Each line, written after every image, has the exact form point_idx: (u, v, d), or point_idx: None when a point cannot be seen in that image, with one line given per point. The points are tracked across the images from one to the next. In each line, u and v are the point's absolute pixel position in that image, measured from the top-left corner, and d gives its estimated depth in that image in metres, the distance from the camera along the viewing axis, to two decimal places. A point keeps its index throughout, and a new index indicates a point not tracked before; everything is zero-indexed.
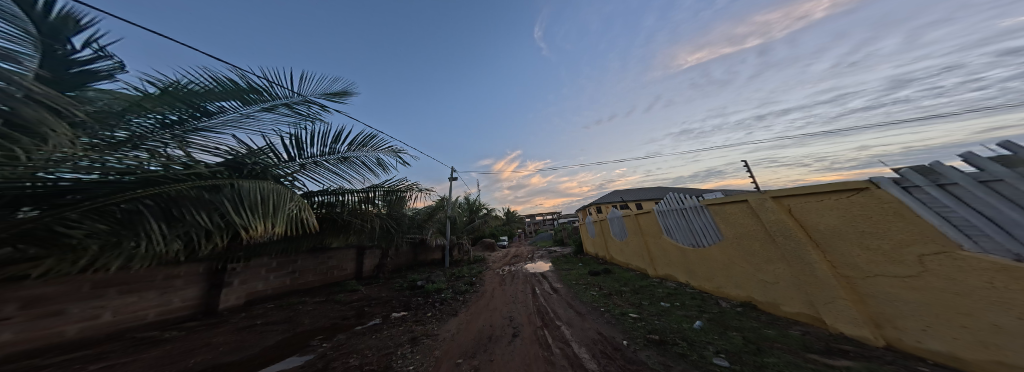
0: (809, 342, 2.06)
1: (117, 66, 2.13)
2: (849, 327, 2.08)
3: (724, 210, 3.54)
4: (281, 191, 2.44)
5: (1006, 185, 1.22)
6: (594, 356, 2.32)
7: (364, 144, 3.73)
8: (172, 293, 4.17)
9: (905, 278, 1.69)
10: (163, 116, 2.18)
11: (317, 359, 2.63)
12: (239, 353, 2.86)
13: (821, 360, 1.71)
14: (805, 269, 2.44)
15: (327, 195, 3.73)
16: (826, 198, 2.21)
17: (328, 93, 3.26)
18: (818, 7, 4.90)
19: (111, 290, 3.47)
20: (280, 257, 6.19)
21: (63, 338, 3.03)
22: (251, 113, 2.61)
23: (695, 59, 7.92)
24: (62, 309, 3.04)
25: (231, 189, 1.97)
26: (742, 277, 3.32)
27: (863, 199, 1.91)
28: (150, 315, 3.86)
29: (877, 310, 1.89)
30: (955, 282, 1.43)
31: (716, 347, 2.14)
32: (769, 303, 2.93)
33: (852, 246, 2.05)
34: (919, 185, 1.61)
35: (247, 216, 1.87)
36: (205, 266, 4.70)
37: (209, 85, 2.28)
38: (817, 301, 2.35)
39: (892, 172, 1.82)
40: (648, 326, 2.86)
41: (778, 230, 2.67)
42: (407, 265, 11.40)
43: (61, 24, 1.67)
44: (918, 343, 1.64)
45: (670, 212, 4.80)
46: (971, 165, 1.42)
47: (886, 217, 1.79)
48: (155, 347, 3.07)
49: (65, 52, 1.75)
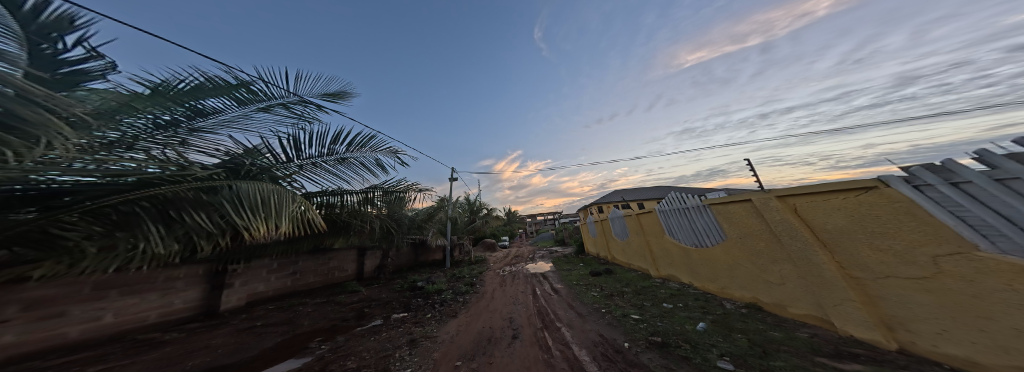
0: (818, 345, 2.00)
1: (110, 66, 2.10)
2: (860, 330, 2.01)
3: (727, 209, 3.47)
4: (280, 192, 2.42)
5: (1021, 183, 1.17)
6: (594, 358, 2.27)
7: (362, 145, 3.71)
8: (173, 295, 4.19)
9: (917, 280, 1.64)
10: (155, 116, 2.15)
11: (316, 361, 2.62)
12: (238, 355, 2.86)
13: (831, 364, 1.65)
14: (811, 269, 2.37)
15: (325, 195, 3.71)
16: (834, 196, 2.15)
17: (327, 94, 3.27)
18: (820, 4, 4.84)
19: (111, 292, 3.48)
20: (280, 258, 6.20)
21: (64, 340, 3.04)
22: (248, 112, 2.69)
23: (695, 58, 7.86)
24: (63, 311, 3.06)
25: (229, 191, 1.95)
26: (748, 277, 3.24)
27: (873, 198, 1.85)
28: (152, 317, 3.88)
29: (888, 312, 1.83)
30: (972, 284, 1.37)
31: (720, 350, 2.08)
32: (775, 304, 2.86)
33: (861, 246, 1.99)
34: (932, 183, 1.57)
35: (247, 216, 1.84)
36: (206, 267, 4.72)
37: (200, 83, 2.32)
38: (826, 303, 2.28)
39: (901, 170, 1.76)
40: (650, 327, 2.80)
41: (783, 230, 2.60)
42: (407, 265, 11.42)
43: (44, 22, 1.65)
44: (933, 347, 1.58)
45: (672, 211, 4.73)
46: (985, 162, 1.37)
47: (896, 216, 1.73)
48: (155, 349, 3.07)
49: (54, 52, 1.73)
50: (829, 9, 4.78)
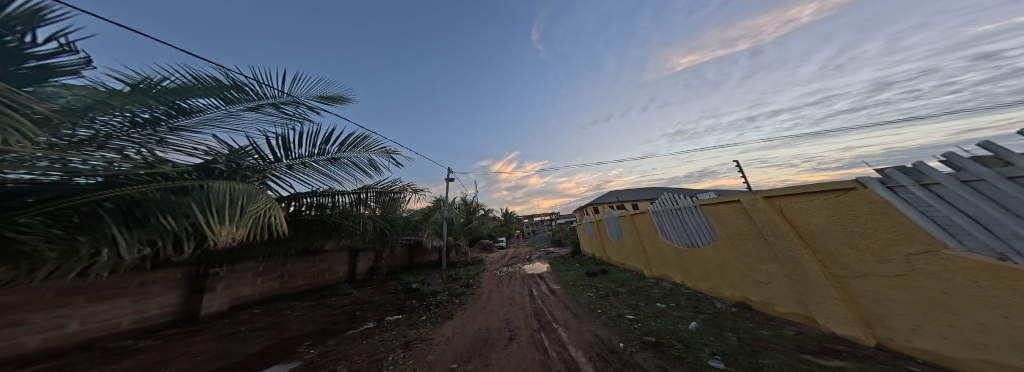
0: (803, 342, 2.06)
1: (84, 62, 1.98)
2: (842, 327, 2.08)
3: (717, 210, 3.55)
4: (252, 192, 2.31)
5: (988, 185, 1.22)
6: (590, 359, 2.28)
7: (354, 145, 3.63)
8: (148, 300, 4.00)
9: (892, 277, 1.70)
10: (133, 114, 2.05)
11: (304, 367, 2.54)
12: (220, 362, 2.74)
13: (815, 361, 1.71)
14: (795, 268, 2.44)
15: (316, 196, 3.62)
16: (816, 198, 2.23)
17: (322, 96, 3.18)
18: (804, 11, 5.02)
19: (78, 298, 3.30)
20: (268, 260, 6.02)
21: (24, 350, 2.86)
22: (234, 111, 2.59)
23: (688, 61, 8.04)
24: (23, 319, 2.87)
25: (199, 191, 1.87)
26: (737, 276, 3.32)
27: (851, 199, 1.93)
28: (125, 323, 3.69)
29: (866, 309, 1.90)
30: (942, 281, 1.43)
31: (711, 349, 2.12)
32: (763, 303, 2.94)
33: (841, 245, 2.06)
34: (904, 185, 1.64)
35: (213, 217, 1.74)
36: (185, 271, 4.54)
37: (186, 82, 2.25)
38: (810, 301, 2.35)
39: (876, 173, 1.84)
40: (644, 327, 2.84)
41: (769, 230, 2.68)
42: (403, 267, 11.25)
43: (13, 16, 1.58)
44: (908, 342, 1.64)
45: (665, 212, 4.79)
46: (952, 164, 1.43)
47: (873, 216, 1.80)
48: (126, 358, 2.92)
49: (21, 45, 1.61)
50: (812, 16, 4.95)
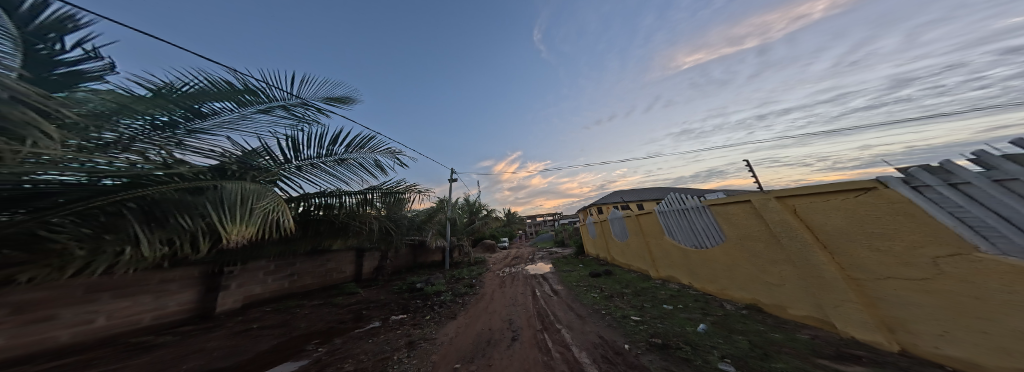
0: (819, 347, 1.99)
1: (108, 67, 2.08)
2: (861, 331, 2.00)
3: (727, 210, 3.46)
4: (262, 192, 2.37)
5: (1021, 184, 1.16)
6: (595, 360, 2.26)
7: (361, 146, 3.69)
8: (166, 297, 4.14)
9: (918, 281, 1.63)
10: (153, 117, 2.13)
11: (312, 364, 2.59)
12: (232, 358, 2.82)
13: (833, 366, 1.65)
14: (811, 270, 2.36)
15: (324, 197, 3.69)
16: (833, 197, 2.15)
17: (329, 97, 3.25)
18: (815, 7, 4.88)
19: (103, 295, 3.43)
20: (277, 259, 6.16)
21: (54, 343, 2.99)
22: (247, 114, 2.66)
23: (693, 59, 7.90)
24: (53, 315, 3.01)
25: (213, 191, 1.93)
26: (748, 278, 3.23)
27: (872, 199, 1.85)
28: (145, 319, 3.83)
29: (888, 313, 1.83)
30: (974, 286, 1.36)
31: (721, 352, 2.07)
32: (775, 305, 2.86)
33: (860, 247, 1.99)
34: (931, 184, 1.56)
35: (227, 217, 1.79)
36: (201, 269, 4.69)
37: (203, 86, 2.33)
38: (826, 304, 2.27)
39: (899, 172, 1.76)
40: (650, 329, 2.79)
41: (783, 231, 2.60)
42: (406, 266, 11.36)
43: (45, 26, 1.67)
44: (936, 348, 1.57)
45: (672, 212, 4.71)
46: (982, 163, 1.37)
47: (896, 217, 1.73)
48: (146, 353, 3.03)
49: (52, 52, 1.71)
50: (823, 12, 4.81)
